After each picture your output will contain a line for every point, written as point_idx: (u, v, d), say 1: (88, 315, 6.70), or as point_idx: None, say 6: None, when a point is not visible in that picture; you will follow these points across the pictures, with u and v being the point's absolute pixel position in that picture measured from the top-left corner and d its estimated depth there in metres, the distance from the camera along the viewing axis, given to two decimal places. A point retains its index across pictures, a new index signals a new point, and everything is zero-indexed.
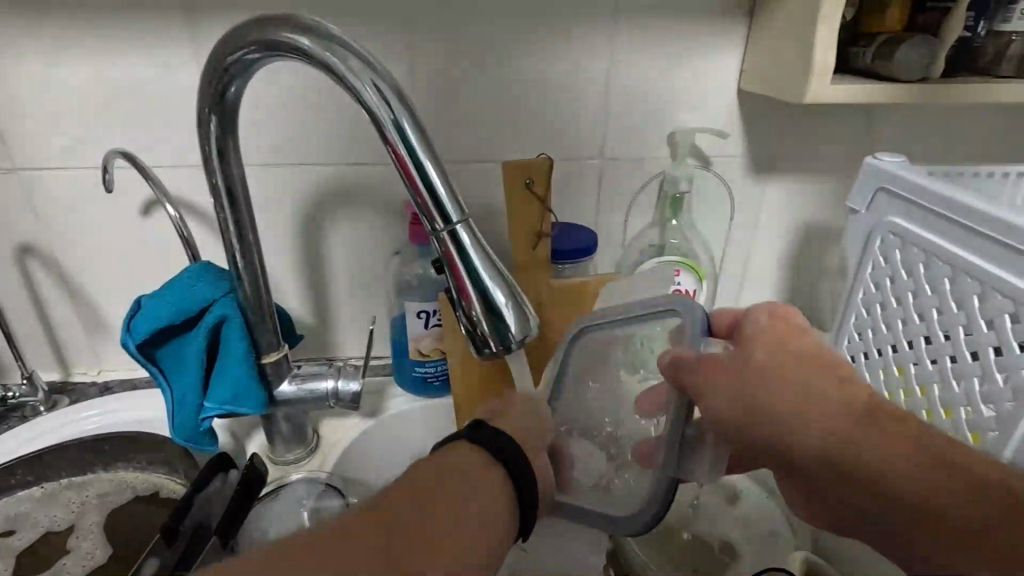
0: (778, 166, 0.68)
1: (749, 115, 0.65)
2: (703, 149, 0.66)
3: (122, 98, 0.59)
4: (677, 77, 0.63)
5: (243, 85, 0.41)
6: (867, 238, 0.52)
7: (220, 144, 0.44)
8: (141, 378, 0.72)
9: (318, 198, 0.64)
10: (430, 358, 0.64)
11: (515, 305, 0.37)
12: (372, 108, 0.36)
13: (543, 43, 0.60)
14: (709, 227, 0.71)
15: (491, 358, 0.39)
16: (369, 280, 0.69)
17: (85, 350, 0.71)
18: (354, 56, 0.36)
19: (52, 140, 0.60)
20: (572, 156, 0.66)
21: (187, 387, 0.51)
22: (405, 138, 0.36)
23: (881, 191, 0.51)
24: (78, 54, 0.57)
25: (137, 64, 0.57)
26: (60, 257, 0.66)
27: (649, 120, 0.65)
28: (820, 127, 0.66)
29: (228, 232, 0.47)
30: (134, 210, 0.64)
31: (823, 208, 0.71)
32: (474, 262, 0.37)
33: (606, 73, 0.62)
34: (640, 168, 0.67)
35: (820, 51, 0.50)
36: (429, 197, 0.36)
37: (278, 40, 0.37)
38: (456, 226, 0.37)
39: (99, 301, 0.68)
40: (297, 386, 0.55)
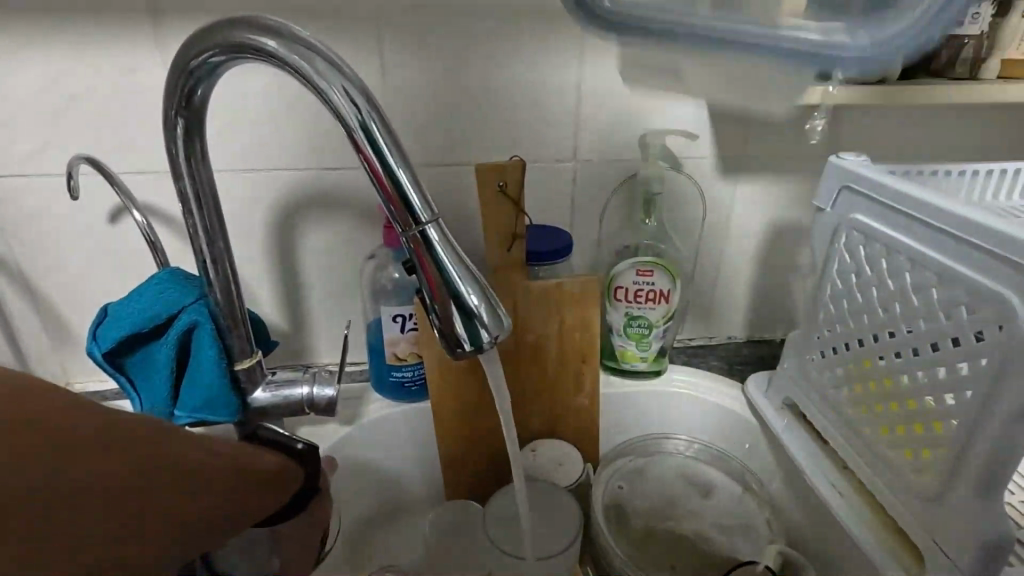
0: (747, 166, 0.69)
1: (718, 116, 0.66)
2: (674, 150, 0.67)
3: (86, 102, 0.58)
4: (647, 79, 0.64)
5: (209, 88, 0.41)
6: (833, 235, 0.55)
7: (186, 147, 0.43)
8: (111, 390, 0.71)
9: (291, 203, 0.64)
10: (407, 362, 0.64)
11: (486, 305, 0.37)
12: (339, 110, 0.36)
13: (515, 45, 0.61)
14: (682, 228, 0.72)
15: (463, 358, 0.39)
16: (345, 285, 0.69)
17: (51, 363, 0.69)
18: (320, 57, 0.36)
19: (13, 145, 0.58)
20: (546, 158, 0.66)
21: (157, 395, 0.51)
22: (372, 139, 0.36)
23: (845, 189, 0.53)
24: (40, 57, 0.55)
25: (102, 67, 0.56)
26: (23, 267, 0.64)
27: (621, 122, 0.65)
28: (786, 129, 0.67)
29: (197, 237, 0.47)
30: (101, 218, 0.63)
31: (792, 208, 0.72)
32: (444, 262, 0.37)
33: (577, 76, 0.63)
34: (613, 169, 0.68)
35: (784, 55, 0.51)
36: (398, 197, 0.36)
37: (244, 42, 0.37)
38: (426, 227, 0.36)
39: (65, 312, 0.67)
40: (271, 393, 0.54)
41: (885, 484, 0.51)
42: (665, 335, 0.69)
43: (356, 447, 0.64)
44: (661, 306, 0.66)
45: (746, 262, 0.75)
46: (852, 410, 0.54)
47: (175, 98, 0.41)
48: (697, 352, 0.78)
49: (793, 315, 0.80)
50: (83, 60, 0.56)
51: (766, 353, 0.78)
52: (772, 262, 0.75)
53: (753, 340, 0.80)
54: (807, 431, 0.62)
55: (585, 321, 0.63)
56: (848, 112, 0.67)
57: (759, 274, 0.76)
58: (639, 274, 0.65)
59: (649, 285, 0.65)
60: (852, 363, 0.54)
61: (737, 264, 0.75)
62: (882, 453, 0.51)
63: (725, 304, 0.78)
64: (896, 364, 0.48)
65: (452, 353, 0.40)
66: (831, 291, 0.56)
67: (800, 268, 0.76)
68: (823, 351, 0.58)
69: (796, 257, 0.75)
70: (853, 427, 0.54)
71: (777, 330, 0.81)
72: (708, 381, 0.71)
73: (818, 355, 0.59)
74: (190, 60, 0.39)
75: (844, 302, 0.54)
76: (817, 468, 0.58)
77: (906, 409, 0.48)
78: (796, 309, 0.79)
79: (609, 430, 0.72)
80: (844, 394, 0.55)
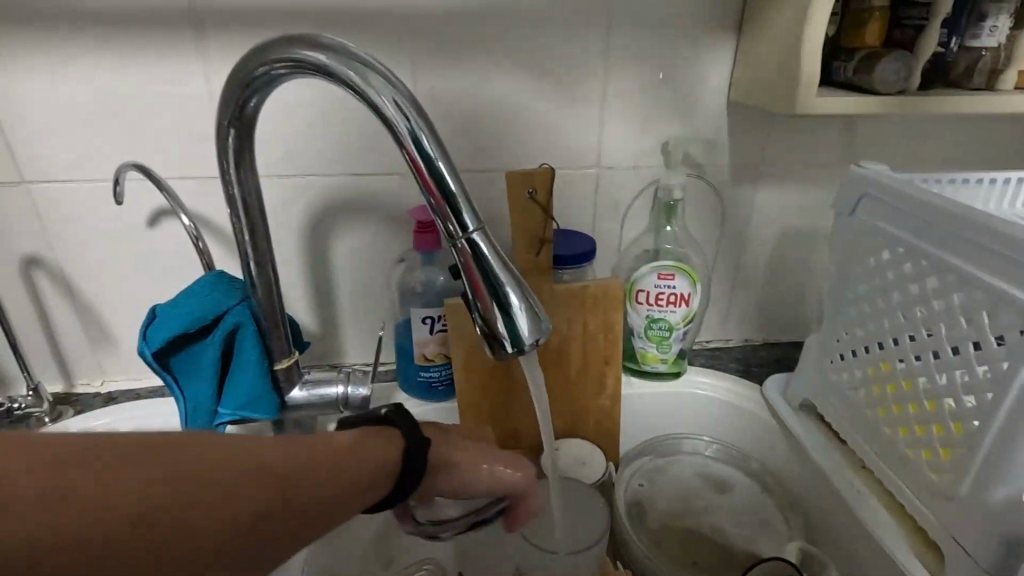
0: (766, 173, 0.71)
1: (738, 124, 0.68)
2: (694, 157, 0.69)
3: (131, 110, 0.60)
4: (671, 88, 0.65)
5: (262, 99, 0.43)
6: (855, 240, 0.56)
7: (237, 156, 0.45)
8: (146, 388, 0.73)
9: (324, 207, 0.66)
10: (435, 362, 0.66)
11: (528, 309, 0.40)
12: (392, 123, 0.38)
13: (541, 55, 0.62)
14: (702, 232, 0.74)
15: (505, 358, 0.41)
16: (374, 287, 0.71)
17: (88, 361, 0.72)
18: (373, 72, 0.38)
19: (60, 151, 0.61)
20: (570, 164, 0.68)
21: (201, 394, 0.53)
22: (423, 150, 0.38)
23: (866, 197, 0.55)
24: (87, 67, 0.58)
25: (145, 77, 0.58)
26: (65, 269, 0.66)
27: (644, 129, 0.67)
28: (805, 136, 0.69)
29: (244, 242, 0.49)
30: (141, 221, 0.65)
31: (809, 213, 0.74)
32: (490, 267, 0.39)
33: (603, 85, 0.64)
34: (634, 175, 0.70)
35: (807, 67, 0.53)
36: (448, 207, 0.38)
37: (301, 58, 0.39)
38: (473, 234, 0.39)
39: (104, 312, 0.69)
40: (308, 392, 0.56)
41: (904, 483, 0.53)
42: (685, 338, 0.70)
43: None
44: (682, 309, 0.68)
45: (763, 267, 0.77)
46: (871, 411, 0.56)
47: (229, 108, 0.43)
48: (714, 354, 0.80)
49: (809, 318, 0.81)
50: (129, 70, 0.58)
51: (782, 355, 0.80)
52: (788, 266, 0.77)
53: (769, 343, 0.82)
54: (825, 431, 0.64)
55: (608, 324, 0.64)
56: (866, 119, 0.69)
57: (776, 278, 0.78)
58: (660, 278, 0.67)
59: (670, 289, 0.67)
60: (872, 366, 0.55)
61: (755, 268, 0.77)
62: (901, 452, 0.52)
63: (741, 307, 0.79)
64: (916, 367, 0.50)
65: (494, 354, 0.42)
66: (851, 296, 0.57)
67: (815, 272, 0.78)
68: (841, 354, 0.59)
69: (812, 261, 0.77)
70: (872, 428, 0.56)
71: (793, 333, 0.82)
72: (726, 382, 0.73)
73: (836, 358, 0.60)
74: (246, 74, 0.40)
75: (864, 306, 0.56)
76: (836, 468, 0.60)
77: (927, 411, 0.49)
78: (812, 312, 0.81)
79: (629, 430, 0.74)
80: (863, 395, 0.57)
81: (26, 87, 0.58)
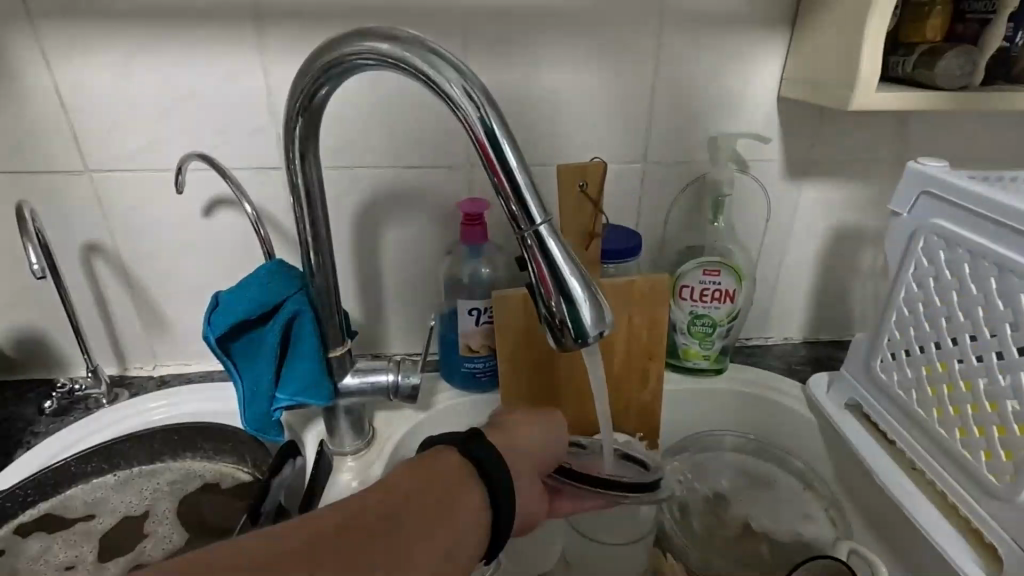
0: (814, 170, 0.70)
1: (788, 119, 0.67)
2: (742, 153, 0.68)
3: (191, 103, 0.61)
4: (721, 82, 0.65)
5: (333, 87, 0.43)
6: (911, 237, 0.55)
7: (303, 145, 0.46)
8: (196, 372, 0.75)
9: (373, 199, 0.67)
10: (479, 353, 0.66)
11: (593, 298, 0.41)
12: (463, 113, 0.39)
13: (592, 49, 0.62)
14: (746, 229, 0.73)
15: (566, 349, 0.42)
16: (419, 278, 0.72)
17: (142, 346, 0.74)
18: (447, 64, 0.38)
19: (124, 143, 0.62)
20: (616, 159, 0.68)
21: (260, 380, 0.54)
22: (494, 141, 0.39)
23: (925, 194, 0.54)
24: (152, 60, 0.59)
25: (206, 69, 0.60)
26: (124, 255, 0.68)
27: (692, 124, 0.67)
28: (856, 132, 0.68)
29: (305, 231, 0.50)
30: (197, 210, 0.66)
31: (856, 210, 0.73)
32: (557, 258, 0.40)
33: (653, 79, 0.64)
34: (680, 171, 0.69)
35: (867, 61, 0.52)
36: (516, 199, 0.39)
37: (375, 48, 0.39)
38: (540, 227, 0.40)
39: (159, 298, 0.71)
40: (360, 379, 0.57)
41: (959, 484, 0.52)
42: (728, 334, 0.70)
43: (428, 433, 0.67)
44: (726, 306, 0.67)
45: (806, 265, 0.76)
46: (924, 411, 0.55)
47: (299, 97, 0.43)
48: (754, 352, 0.80)
49: (852, 318, 0.80)
50: (193, 63, 0.60)
51: (824, 354, 0.79)
52: (832, 264, 0.76)
53: (810, 342, 0.81)
54: (871, 431, 0.63)
55: (653, 319, 0.64)
56: (919, 116, 0.68)
57: (819, 276, 0.77)
58: (706, 274, 0.66)
59: (714, 285, 0.66)
60: (926, 366, 0.54)
61: (799, 266, 0.76)
62: (957, 453, 0.52)
63: (783, 305, 0.79)
64: (974, 368, 0.49)
65: (555, 343, 0.43)
66: (904, 294, 0.56)
67: (860, 271, 0.77)
68: (892, 354, 0.58)
69: (858, 260, 0.76)
70: (926, 429, 0.55)
71: (835, 332, 0.81)
72: (767, 381, 0.73)
73: (887, 357, 0.59)
74: (319, 64, 0.41)
75: (918, 305, 0.55)
76: (885, 468, 0.59)
77: (986, 412, 0.49)
78: (855, 311, 0.80)
79: (668, 426, 0.74)
80: (915, 396, 0.56)
81: (92, 79, 0.60)
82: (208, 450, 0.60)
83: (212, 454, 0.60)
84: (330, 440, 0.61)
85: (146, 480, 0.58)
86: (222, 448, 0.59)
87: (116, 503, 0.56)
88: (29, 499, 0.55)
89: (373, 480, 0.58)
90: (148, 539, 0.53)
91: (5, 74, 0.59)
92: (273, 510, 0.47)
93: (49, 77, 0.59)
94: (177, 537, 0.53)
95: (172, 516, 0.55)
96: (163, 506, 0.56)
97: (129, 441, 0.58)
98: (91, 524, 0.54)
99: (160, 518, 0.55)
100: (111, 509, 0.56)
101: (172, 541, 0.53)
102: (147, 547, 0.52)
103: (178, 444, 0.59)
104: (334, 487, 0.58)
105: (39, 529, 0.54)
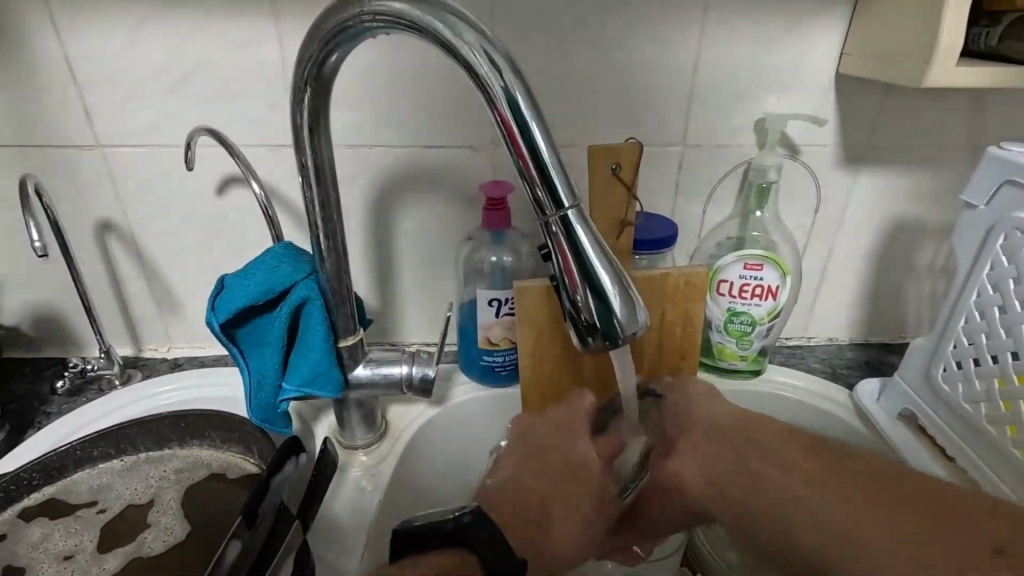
0: (873, 156, 0.64)
1: (846, 99, 0.61)
2: (793, 137, 0.62)
3: (202, 74, 0.58)
4: (773, 57, 0.59)
5: (344, 54, 0.39)
6: (988, 233, 0.49)
7: (312, 119, 0.42)
8: (210, 356, 0.73)
9: (391, 180, 0.63)
10: (499, 347, 0.62)
11: (625, 294, 0.37)
12: (484, 81, 0.34)
13: (630, 19, 0.57)
14: (792, 220, 0.67)
15: (593, 346, 0.39)
16: (437, 265, 0.68)
17: (156, 327, 0.72)
18: (468, 27, 0.34)
19: (134, 117, 0.60)
20: (652, 141, 0.63)
21: (266, 368, 0.51)
22: (520, 116, 0.34)
23: (1007, 183, 0.47)
24: (162, 29, 0.56)
25: (217, 39, 0.57)
26: (138, 234, 0.66)
27: (738, 104, 0.61)
28: (922, 115, 0.61)
29: (314, 212, 0.46)
30: (210, 189, 0.64)
31: (917, 201, 0.66)
32: (585, 248, 0.36)
33: (696, 53, 0.58)
34: (723, 155, 0.64)
35: (949, 30, 0.46)
36: (542, 182, 0.35)
37: (388, 9, 0.35)
38: (568, 212, 0.36)
39: (172, 279, 0.69)
40: (372, 370, 0.54)
41: None
42: (769, 334, 0.64)
43: (443, 428, 0.64)
44: (768, 304, 0.62)
45: (858, 260, 0.70)
46: (992, 427, 0.49)
47: (307, 66, 0.40)
48: (796, 353, 0.74)
49: (906, 319, 0.74)
50: (202, 32, 0.56)
51: (873, 357, 0.73)
52: (887, 260, 0.70)
53: (857, 343, 0.75)
54: (928, 446, 0.57)
55: (687, 315, 0.59)
56: (998, 96, 0.60)
57: (872, 273, 0.71)
58: (747, 268, 0.61)
59: (756, 281, 0.61)
60: (999, 379, 0.48)
61: (849, 261, 0.70)
62: None
63: (828, 305, 0.73)
64: None
65: (580, 341, 0.39)
66: (976, 298, 0.50)
67: (918, 269, 0.70)
68: (958, 363, 0.52)
69: (915, 256, 0.69)
70: (999, 450, 0.49)
71: (886, 334, 0.75)
72: (810, 385, 0.67)
73: (951, 366, 0.53)
74: (327, 27, 0.37)
75: (993, 311, 0.48)
76: None
77: None
78: (909, 312, 0.73)
79: None
80: (984, 411, 0.50)
81: (103, 49, 0.57)
82: (215, 439, 0.57)
83: (218, 443, 0.57)
84: (341, 433, 0.58)
85: (152, 467, 0.56)
86: (228, 437, 0.57)
87: (120, 490, 0.55)
88: (34, 482, 0.54)
89: (384, 477, 0.56)
90: (149, 530, 0.51)
91: (13, 43, 0.56)
92: (273, 509, 0.43)
93: (59, 47, 0.57)
94: (179, 529, 0.51)
95: (176, 507, 0.53)
96: (167, 496, 0.54)
97: (135, 427, 0.56)
98: (94, 511, 0.53)
99: (163, 508, 0.53)
100: (115, 496, 0.54)
101: (173, 533, 0.51)
102: (148, 538, 0.50)
103: (185, 431, 0.57)
104: (345, 483, 0.55)
105: (43, 514, 0.52)
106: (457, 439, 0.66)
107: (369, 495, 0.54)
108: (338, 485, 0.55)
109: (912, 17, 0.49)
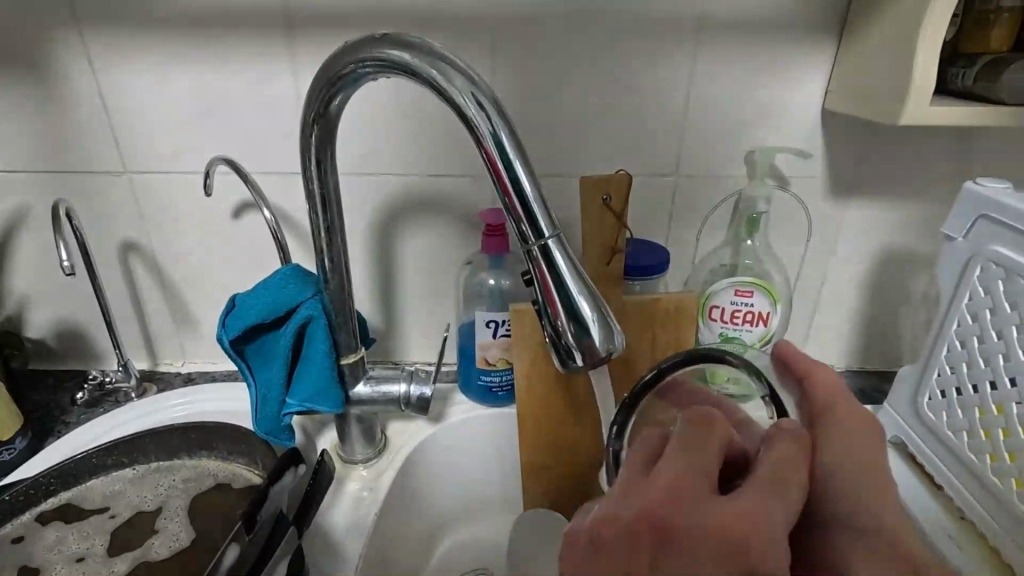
0: (862, 188, 0.66)
1: (833, 134, 0.63)
2: (782, 169, 0.65)
3: (222, 106, 0.62)
4: (760, 95, 0.62)
5: (347, 96, 0.43)
6: (967, 265, 0.50)
7: (319, 155, 0.46)
8: (222, 372, 0.77)
9: (396, 207, 0.67)
10: (497, 367, 0.64)
11: (602, 318, 0.39)
12: (473, 123, 0.37)
13: (623, 59, 0.60)
14: (784, 248, 0.69)
15: (574, 367, 0.41)
16: (439, 287, 0.71)
17: (172, 343, 0.76)
18: (458, 73, 0.37)
19: (160, 146, 0.64)
20: (646, 172, 0.66)
21: (271, 383, 0.54)
22: (505, 155, 0.37)
23: (982, 218, 0.49)
24: (188, 67, 0.61)
25: (238, 75, 0.61)
26: (158, 255, 0.70)
27: (728, 138, 0.64)
28: (909, 149, 0.63)
29: (320, 235, 0.49)
30: (227, 213, 0.68)
31: (907, 233, 0.68)
32: (565, 276, 0.39)
33: (686, 90, 0.61)
34: (715, 186, 0.66)
35: (919, 75, 0.48)
36: (525, 215, 0.38)
37: (388, 57, 0.39)
38: (548, 242, 0.38)
39: (188, 298, 0.73)
40: (372, 388, 0.57)
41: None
42: None
43: (440, 445, 0.66)
44: (759, 329, 0.63)
45: (851, 289, 0.71)
46: (976, 456, 0.50)
47: (315, 105, 0.43)
48: None
49: (902, 348, 0.74)
50: (224, 70, 0.61)
51: (868, 385, 0.74)
52: (880, 289, 0.71)
53: (853, 371, 0.76)
54: (917, 474, 0.58)
55: (679, 340, 0.61)
56: (985, 133, 0.62)
57: (864, 301, 0.72)
58: (738, 294, 0.62)
59: (747, 306, 0.63)
60: (979, 409, 0.49)
61: (842, 289, 0.71)
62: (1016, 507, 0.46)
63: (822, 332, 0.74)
64: None
65: (563, 362, 0.42)
66: (957, 327, 0.51)
67: (911, 299, 0.72)
68: (942, 391, 0.53)
69: (909, 286, 0.71)
70: (983, 480, 0.49)
71: (882, 362, 0.76)
72: None
73: (936, 392, 0.54)
74: (333, 71, 0.41)
75: (973, 340, 0.50)
76: (928, 514, 0.54)
77: None
78: (904, 341, 0.74)
79: None
80: (967, 439, 0.51)
81: (133, 85, 0.62)
82: (223, 451, 0.60)
83: (224, 455, 0.60)
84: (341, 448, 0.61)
85: (163, 477, 0.59)
86: (235, 449, 0.59)
87: (131, 497, 0.57)
88: (51, 487, 0.57)
89: (382, 492, 0.58)
90: (157, 536, 0.53)
91: (53, 79, 0.61)
92: (270, 517, 0.45)
93: (93, 84, 0.62)
94: (185, 536, 0.53)
95: (183, 514, 0.55)
96: (175, 504, 0.57)
97: (149, 437, 0.59)
98: (105, 517, 0.55)
99: (171, 515, 0.55)
100: (126, 503, 0.57)
101: (179, 540, 0.53)
102: (155, 544, 0.53)
103: (194, 441, 0.60)
104: (342, 498, 0.57)
105: (58, 518, 0.55)
106: (454, 456, 0.68)
107: (370, 511, 0.56)
108: (337, 500, 0.57)
109: (888, 59, 0.52)
